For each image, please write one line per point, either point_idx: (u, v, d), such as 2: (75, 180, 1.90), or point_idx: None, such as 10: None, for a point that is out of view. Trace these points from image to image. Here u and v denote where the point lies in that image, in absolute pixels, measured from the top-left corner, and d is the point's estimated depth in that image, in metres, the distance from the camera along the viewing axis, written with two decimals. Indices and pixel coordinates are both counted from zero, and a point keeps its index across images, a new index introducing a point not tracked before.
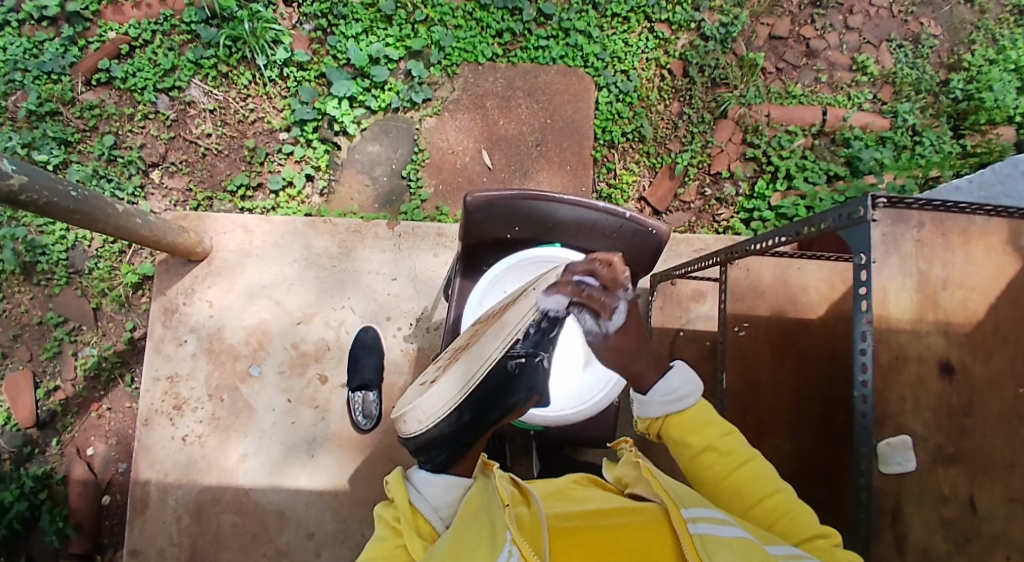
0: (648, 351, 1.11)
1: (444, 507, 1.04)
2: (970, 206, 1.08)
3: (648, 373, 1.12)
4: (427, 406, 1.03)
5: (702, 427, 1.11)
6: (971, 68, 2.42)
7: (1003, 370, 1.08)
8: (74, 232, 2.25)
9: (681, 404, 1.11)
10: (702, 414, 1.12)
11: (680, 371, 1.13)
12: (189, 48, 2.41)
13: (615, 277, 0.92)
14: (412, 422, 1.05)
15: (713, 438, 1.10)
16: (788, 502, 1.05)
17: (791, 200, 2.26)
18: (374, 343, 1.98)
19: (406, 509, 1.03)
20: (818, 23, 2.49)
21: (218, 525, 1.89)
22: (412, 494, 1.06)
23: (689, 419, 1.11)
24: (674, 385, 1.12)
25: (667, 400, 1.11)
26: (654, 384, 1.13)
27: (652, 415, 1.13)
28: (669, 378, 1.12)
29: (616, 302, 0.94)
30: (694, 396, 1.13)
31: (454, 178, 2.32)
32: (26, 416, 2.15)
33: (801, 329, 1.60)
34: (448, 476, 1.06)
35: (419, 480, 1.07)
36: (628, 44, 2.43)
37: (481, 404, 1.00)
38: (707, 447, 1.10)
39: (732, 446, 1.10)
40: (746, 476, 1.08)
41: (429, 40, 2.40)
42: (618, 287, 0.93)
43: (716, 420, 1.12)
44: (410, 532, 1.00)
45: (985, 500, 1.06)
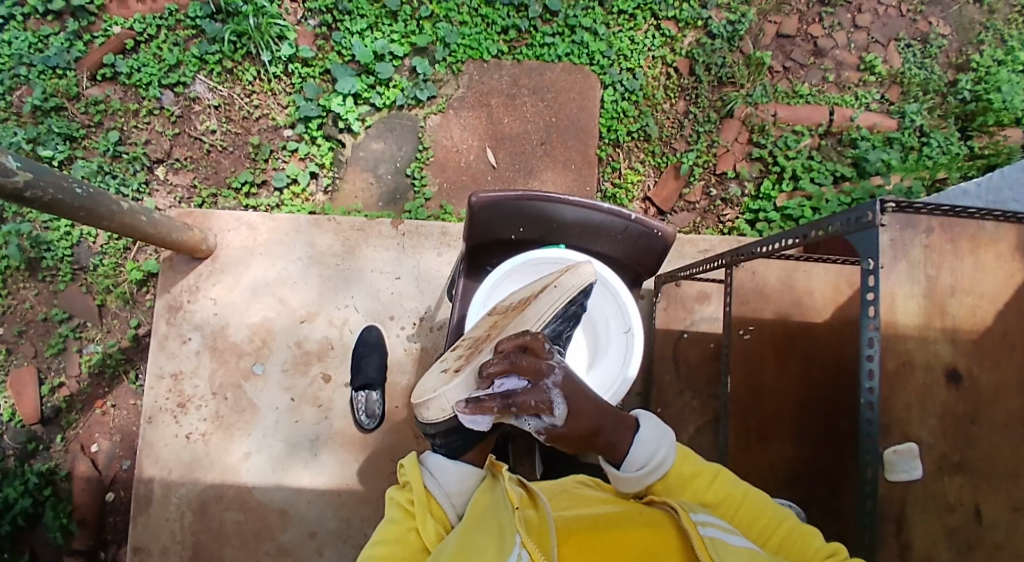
0: (613, 417, 1.06)
1: (457, 494, 1.09)
2: (980, 211, 1.07)
3: (619, 441, 1.06)
4: (447, 400, 1.07)
5: (689, 481, 1.07)
6: (979, 69, 2.40)
7: (1009, 377, 1.07)
8: (78, 228, 2.25)
9: (658, 469, 1.05)
10: (684, 468, 1.08)
11: (650, 430, 1.07)
12: (194, 44, 2.40)
13: (537, 369, 0.98)
14: (433, 410, 1.09)
15: (703, 490, 1.07)
16: (791, 528, 1.06)
17: (797, 201, 2.25)
18: (377, 343, 1.98)
19: (421, 494, 1.08)
20: (826, 22, 2.47)
21: (221, 521, 1.90)
22: (426, 478, 1.10)
23: (671, 479, 1.07)
24: (648, 449, 1.06)
25: (643, 471, 1.05)
26: (628, 451, 1.06)
27: (632, 488, 1.06)
28: (641, 443, 1.06)
29: (546, 395, 0.97)
30: (670, 454, 1.07)
31: (458, 177, 2.31)
32: (30, 412, 2.16)
33: (807, 333, 1.59)
34: (461, 464, 1.13)
35: (433, 465, 1.12)
36: (635, 41, 2.41)
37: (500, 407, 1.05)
38: (700, 501, 1.07)
39: (725, 490, 1.08)
40: (747, 515, 1.07)
41: (434, 37, 2.39)
42: (541, 379, 0.97)
43: (704, 470, 1.09)
44: (425, 517, 1.05)
45: (990, 509, 1.05)
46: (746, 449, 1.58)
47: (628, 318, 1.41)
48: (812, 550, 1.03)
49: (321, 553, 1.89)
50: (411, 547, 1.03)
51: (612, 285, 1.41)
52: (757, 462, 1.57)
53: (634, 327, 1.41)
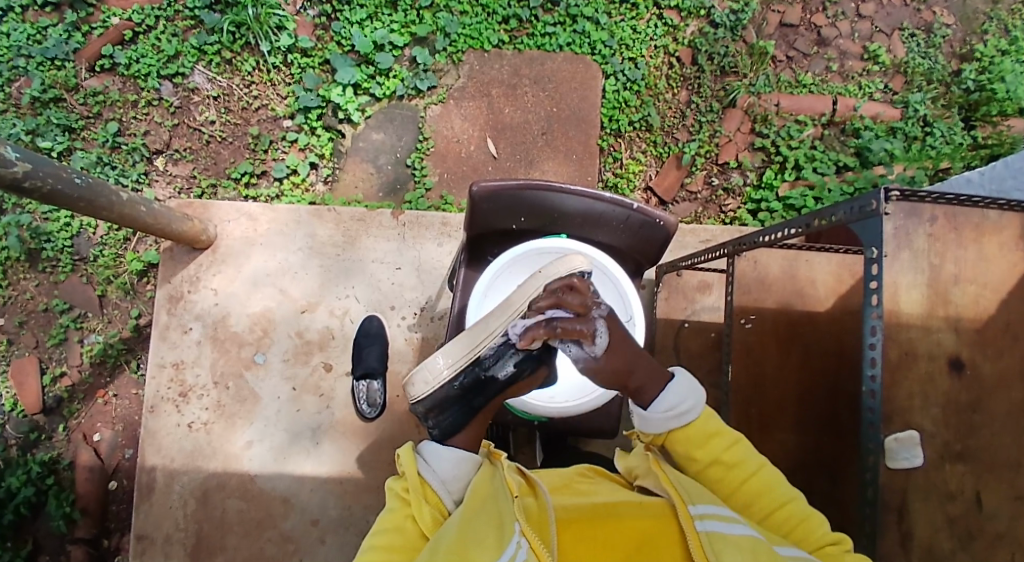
0: (646, 362, 1.09)
1: (453, 480, 1.07)
2: (984, 200, 1.06)
3: (648, 386, 1.09)
4: (434, 368, 1.08)
5: (709, 440, 1.08)
6: (983, 58, 2.38)
7: (1011, 367, 1.07)
8: (79, 219, 2.25)
9: (683, 418, 1.08)
10: (708, 426, 1.09)
11: (683, 380, 1.09)
12: (193, 34, 2.39)
13: (583, 303, 1.00)
14: (417, 385, 1.08)
15: (721, 450, 1.08)
16: (798, 511, 1.05)
17: (799, 191, 2.24)
18: (379, 333, 1.97)
19: (416, 480, 1.06)
20: (829, 10, 2.45)
21: (223, 510, 1.91)
22: (420, 465, 1.08)
23: (694, 432, 1.08)
24: (674, 399, 1.07)
25: (667, 414, 1.07)
26: (655, 398, 1.08)
27: (653, 430, 1.10)
28: (671, 389, 1.08)
29: (593, 324, 1.00)
30: (698, 407, 1.08)
31: (459, 167, 2.30)
32: (33, 402, 2.16)
33: (807, 322, 1.61)
34: (456, 451, 1.09)
35: (428, 452, 1.09)
36: (637, 30, 2.39)
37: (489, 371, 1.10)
38: (715, 460, 1.08)
39: (741, 457, 1.09)
40: (756, 488, 1.07)
41: (434, 26, 2.38)
42: (588, 310, 1.00)
43: (724, 430, 1.10)
44: (420, 503, 1.04)
45: (991, 497, 1.05)
46: (746, 439, 1.59)
47: (629, 308, 1.41)
48: (816, 536, 1.03)
49: (323, 542, 1.89)
50: (410, 534, 1.03)
51: (613, 274, 1.40)
52: (758, 453, 1.57)
53: (635, 316, 1.42)
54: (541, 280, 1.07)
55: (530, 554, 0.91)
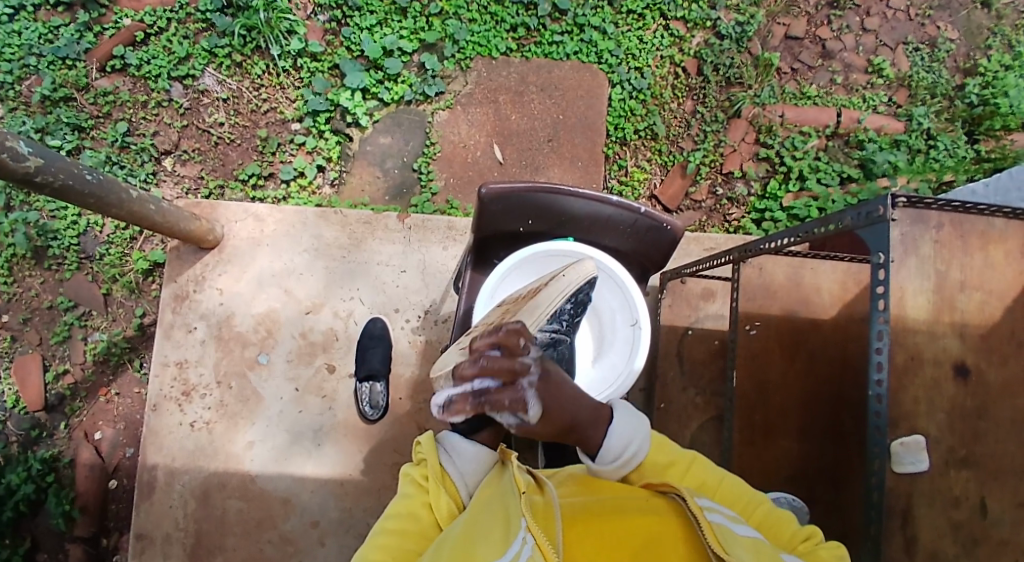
0: (586, 411, 1.07)
1: (471, 474, 1.09)
2: (989, 207, 1.07)
3: (592, 434, 1.09)
4: (463, 370, 1.10)
5: (664, 471, 1.14)
6: (986, 74, 2.41)
7: (1017, 374, 1.08)
8: (86, 217, 2.26)
9: (632, 460, 1.11)
10: (660, 458, 1.14)
11: (623, 425, 1.11)
12: (205, 37, 2.42)
13: (512, 370, 0.91)
14: (449, 381, 1.09)
15: (678, 477, 1.14)
16: (768, 513, 1.11)
17: (804, 201, 2.26)
18: (383, 335, 1.99)
19: (436, 469, 1.09)
20: (834, 24, 2.48)
21: (223, 511, 1.90)
22: (441, 455, 1.11)
23: (648, 464, 1.13)
24: (623, 440, 1.10)
25: (619, 460, 1.10)
26: (603, 442, 1.09)
27: (607, 475, 1.11)
28: (614, 434, 1.10)
29: (522, 396, 0.91)
30: (644, 442, 1.13)
31: (465, 172, 2.32)
32: (34, 399, 2.16)
33: (811, 330, 1.59)
34: (476, 444, 1.12)
35: (449, 443, 1.13)
36: (643, 41, 2.42)
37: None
38: (674, 489, 1.13)
39: (700, 479, 1.14)
40: (730, 493, 1.13)
41: (443, 33, 2.40)
42: (518, 379, 0.91)
43: (678, 459, 1.16)
44: (438, 491, 1.06)
45: (996, 504, 1.05)
46: (750, 446, 1.57)
47: (635, 312, 1.42)
48: (789, 534, 1.08)
49: (323, 544, 1.89)
50: (424, 521, 1.04)
51: (618, 276, 1.41)
52: (761, 459, 1.56)
53: (641, 321, 1.42)
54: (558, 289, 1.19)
55: (536, 551, 0.87)
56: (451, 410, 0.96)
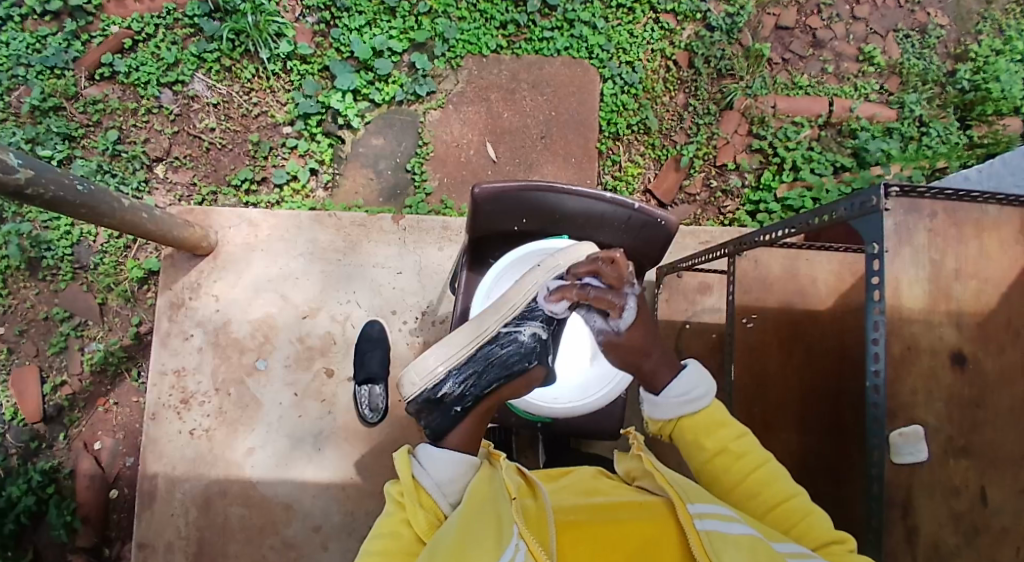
0: (664, 349, 1.17)
1: (448, 483, 1.07)
2: (983, 195, 1.07)
3: (661, 372, 1.17)
4: (428, 363, 1.14)
5: (716, 429, 1.15)
6: (978, 59, 2.40)
7: (1014, 361, 1.08)
8: (79, 227, 2.25)
9: (694, 404, 1.16)
10: (716, 415, 1.16)
11: (695, 374, 1.18)
12: (193, 42, 2.40)
13: (618, 279, 1.07)
14: (410, 384, 1.14)
15: (727, 439, 1.15)
16: (799, 506, 1.07)
17: (798, 192, 2.26)
18: (380, 337, 1.98)
19: (410, 484, 1.07)
20: (824, 13, 2.47)
21: (226, 518, 1.90)
22: (415, 468, 1.08)
23: (702, 419, 1.16)
24: (686, 386, 1.16)
25: (678, 402, 1.16)
26: (667, 386, 1.17)
27: (664, 415, 1.18)
28: (682, 380, 1.17)
29: (622, 299, 1.09)
30: (708, 397, 1.16)
31: (459, 171, 2.31)
32: (33, 411, 2.16)
33: (809, 321, 1.61)
34: (451, 453, 1.10)
35: (423, 455, 1.10)
36: (634, 35, 2.41)
37: (490, 371, 1.16)
38: (720, 450, 1.14)
39: (747, 447, 1.14)
40: (761, 480, 1.11)
41: (433, 32, 2.39)
42: (622, 286, 1.08)
43: (731, 422, 1.16)
44: (414, 507, 1.04)
45: (996, 492, 1.06)
46: None
47: None
48: (816, 534, 1.04)
49: (326, 548, 1.89)
50: (406, 539, 1.03)
51: None
52: None
53: None
54: (548, 270, 1.16)
55: (528, 556, 0.90)
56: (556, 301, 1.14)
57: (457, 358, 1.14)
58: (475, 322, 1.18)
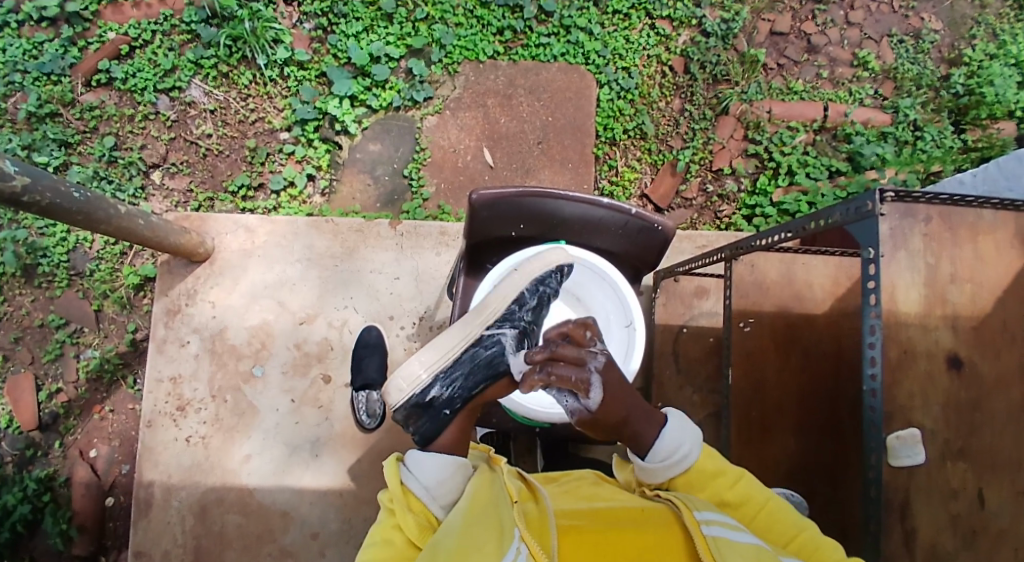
0: (641, 409, 1.10)
1: (437, 486, 1.04)
2: (977, 200, 1.08)
3: (645, 431, 1.09)
4: (415, 367, 1.10)
5: (712, 481, 1.09)
6: (972, 64, 2.42)
7: (1010, 364, 1.08)
8: (75, 233, 2.24)
9: (679, 465, 1.07)
10: (709, 466, 1.09)
11: (676, 426, 1.09)
12: (189, 48, 2.40)
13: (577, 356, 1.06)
14: (396, 389, 1.09)
15: (724, 490, 1.08)
16: (810, 539, 1.06)
17: (793, 196, 2.27)
18: (377, 343, 1.96)
19: (398, 489, 1.06)
20: (819, 19, 2.49)
21: (222, 525, 1.89)
22: (403, 473, 1.07)
23: (695, 475, 1.08)
24: (672, 443, 1.07)
25: (665, 463, 1.07)
26: (652, 444, 1.08)
27: (656, 479, 1.09)
28: (665, 437, 1.08)
29: (586, 375, 1.06)
30: (694, 452, 1.08)
31: (456, 177, 2.32)
32: (29, 419, 2.15)
33: (805, 325, 1.60)
34: (440, 456, 1.07)
35: (412, 460, 1.07)
36: (630, 40, 2.42)
37: (477, 373, 1.14)
38: (720, 501, 1.08)
39: (746, 494, 1.09)
40: (767, 521, 1.08)
41: (430, 38, 2.40)
42: (586, 361, 1.06)
43: (726, 469, 1.10)
44: (404, 512, 1.03)
45: (995, 496, 1.06)
46: (748, 444, 1.58)
47: (629, 313, 1.43)
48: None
49: (323, 556, 1.88)
50: (397, 546, 1.02)
51: (614, 277, 1.41)
52: (760, 456, 1.57)
53: (635, 322, 1.43)
54: (527, 275, 1.24)
55: (530, 560, 0.91)
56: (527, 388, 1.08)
57: (445, 361, 1.12)
58: (461, 325, 1.17)
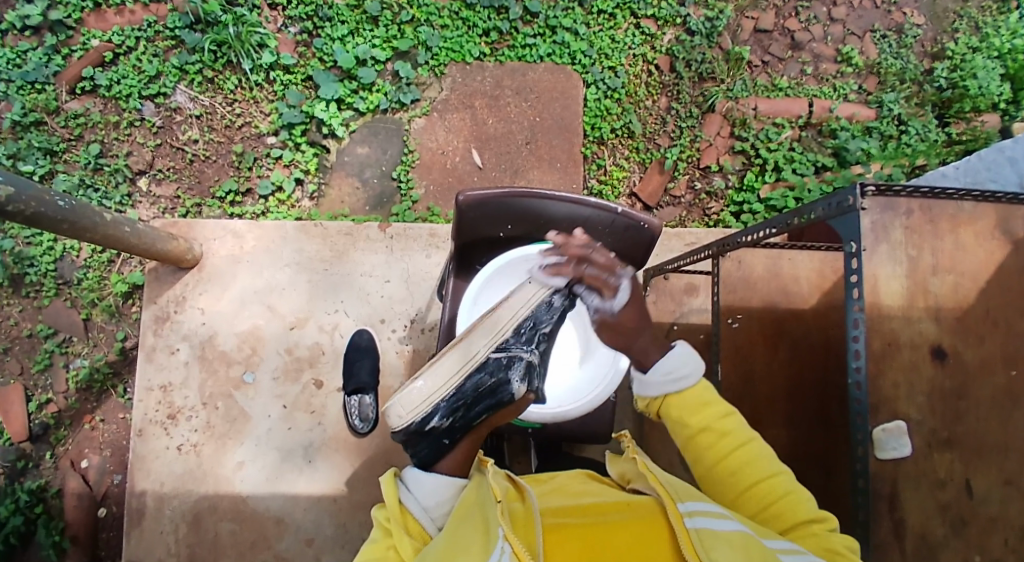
0: (653, 330, 1.14)
1: (435, 507, 1.03)
2: (958, 191, 1.09)
3: (650, 352, 1.14)
4: (418, 393, 1.04)
5: (702, 407, 1.13)
6: (954, 57, 2.44)
7: (994, 353, 1.09)
8: (61, 242, 2.23)
9: (680, 383, 1.13)
10: (703, 394, 1.14)
11: (683, 350, 1.15)
12: (174, 54, 2.39)
13: (610, 261, 1.07)
14: (398, 412, 1.04)
15: (712, 418, 1.12)
16: (784, 486, 1.08)
17: (780, 192, 2.28)
18: (369, 346, 1.97)
19: (396, 508, 1.04)
20: (802, 16, 2.50)
21: (216, 533, 1.88)
22: (401, 493, 1.06)
23: (688, 398, 1.13)
24: (676, 363, 1.13)
25: (665, 378, 1.13)
26: (656, 362, 1.14)
27: (651, 393, 1.15)
28: (672, 356, 1.14)
29: (616, 281, 1.06)
30: (695, 376, 1.14)
31: (445, 179, 2.32)
32: (19, 430, 2.13)
33: (792, 318, 1.62)
34: (438, 476, 1.05)
35: (409, 479, 1.06)
36: (615, 40, 2.43)
37: (479, 401, 1.05)
38: (705, 427, 1.12)
39: (732, 427, 1.12)
40: (744, 457, 1.10)
41: (416, 41, 2.39)
42: (616, 268, 1.06)
43: (717, 402, 1.14)
44: (400, 534, 1.01)
45: (982, 484, 1.07)
46: None
47: None
48: (795, 515, 1.05)
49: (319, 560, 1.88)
50: None
51: None
52: None
53: None
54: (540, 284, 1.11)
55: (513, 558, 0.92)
56: (551, 274, 1.11)
57: (449, 386, 1.04)
58: (466, 343, 1.08)
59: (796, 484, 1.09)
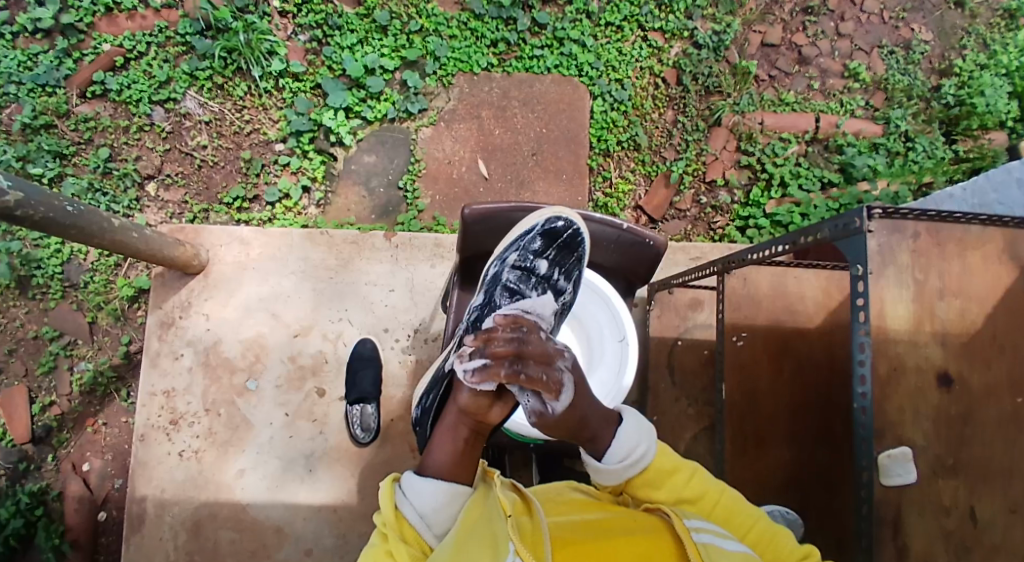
0: (597, 412, 1.10)
1: (432, 515, 1.01)
2: (965, 215, 1.09)
3: (600, 435, 1.11)
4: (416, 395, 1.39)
5: (668, 476, 1.12)
6: (962, 74, 2.44)
7: (1000, 378, 1.09)
8: (69, 245, 2.24)
9: (639, 463, 1.11)
10: (664, 464, 1.13)
11: (631, 428, 1.12)
12: (184, 60, 2.41)
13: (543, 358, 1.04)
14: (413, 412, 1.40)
15: (681, 487, 1.11)
16: (766, 528, 1.11)
17: (786, 207, 2.28)
18: (372, 355, 1.97)
19: (393, 516, 1.03)
20: (810, 30, 2.51)
21: (216, 540, 1.88)
22: (399, 498, 1.04)
23: (652, 473, 1.12)
24: (629, 444, 1.10)
25: (623, 463, 1.10)
26: (608, 446, 1.11)
27: (612, 478, 1.12)
28: (620, 438, 1.11)
29: (557, 377, 1.04)
30: (648, 452, 1.12)
31: (451, 189, 2.32)
32: (22, 432, 2.14)
33: (798, 336, 1.60)
34: (435, 481, 1.03)
35: (406, 485, 1.04)
36: (622, 52, 2.44)
37: (432, 381, 1.30)
38: (677, 497, 1.11)
39: (702, 488, 1.13)
40: (724, 514, 1.11)
41: (424, 50, 2.41)
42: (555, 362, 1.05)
43: (681, 466, 1.13)
44: (397, 543, 0.99)
45: (986, 511, 1.06)
46: (742, 455, 1.61)
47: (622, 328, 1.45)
48: (784, 552, 1.09)
49: None
50: None
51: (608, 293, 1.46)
52: (753, 466, 1.60)
53: (628, 336, 1.45)
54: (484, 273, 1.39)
55: None
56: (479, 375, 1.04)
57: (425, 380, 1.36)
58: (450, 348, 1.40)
59: (772, 521, 1.13)
